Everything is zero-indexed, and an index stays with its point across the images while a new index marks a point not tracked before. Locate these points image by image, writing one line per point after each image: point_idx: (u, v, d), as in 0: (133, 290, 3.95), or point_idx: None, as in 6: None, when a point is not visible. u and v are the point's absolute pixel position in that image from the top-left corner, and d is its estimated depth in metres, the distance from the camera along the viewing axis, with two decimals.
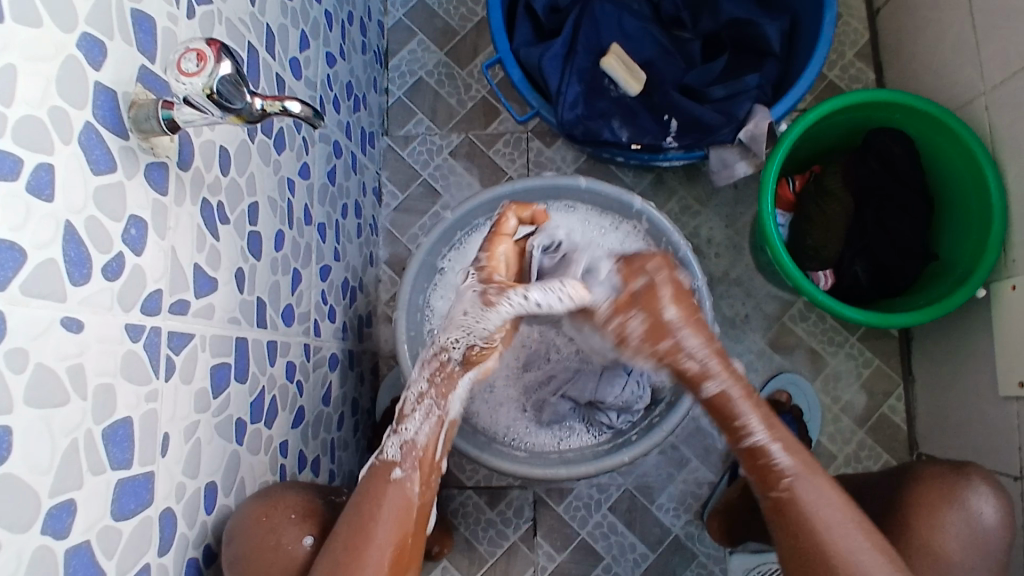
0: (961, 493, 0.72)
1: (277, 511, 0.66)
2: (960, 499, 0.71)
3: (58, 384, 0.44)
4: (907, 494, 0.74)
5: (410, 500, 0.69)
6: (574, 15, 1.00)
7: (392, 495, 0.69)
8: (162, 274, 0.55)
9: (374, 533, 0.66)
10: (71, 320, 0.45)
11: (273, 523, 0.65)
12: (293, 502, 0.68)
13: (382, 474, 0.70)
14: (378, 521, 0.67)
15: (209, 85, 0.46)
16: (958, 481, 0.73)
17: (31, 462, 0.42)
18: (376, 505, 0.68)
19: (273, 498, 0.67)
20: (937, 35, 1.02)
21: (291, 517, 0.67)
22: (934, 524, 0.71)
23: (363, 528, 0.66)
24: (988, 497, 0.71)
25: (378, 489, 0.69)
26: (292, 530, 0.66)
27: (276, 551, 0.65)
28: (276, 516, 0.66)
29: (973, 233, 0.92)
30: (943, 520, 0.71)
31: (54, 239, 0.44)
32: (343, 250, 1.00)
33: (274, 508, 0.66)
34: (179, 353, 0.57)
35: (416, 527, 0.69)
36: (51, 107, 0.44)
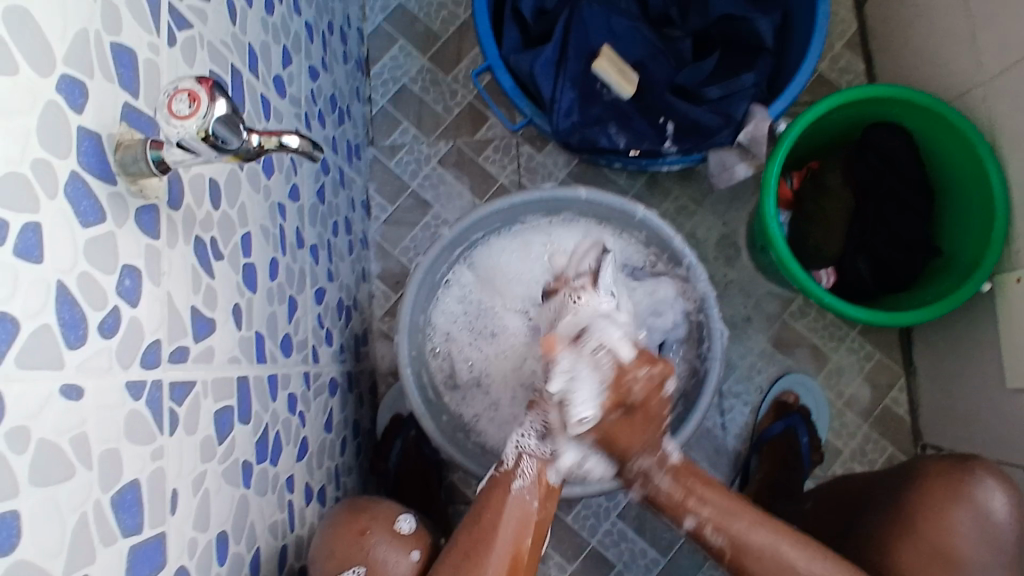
0: (967, 490, 0.75)
1: (373, 525, 0.72)
2: (967, 495, 0.74)
3: (62, 459, 0.41)
4: (913, 494, 0.77)
5: (528, 513, 0.76)
6: (563, 18, 0.98)
7: (511, 506, 0.76)
8: (159, 323, 0.52)
9: (493, 540, 0.73)
10: (70, 388, 0.42)
11: (370, 538, 0.71)
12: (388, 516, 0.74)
13: (503, 483, 0.77)
14: (498, 528, 0.74)
15: (203, 126, 0.43)
16: (962, 477, 0.75)
17: (41, 544, 0.39)
18: (491, 511, 0.75)
19: (371, 512, 0.74)
20: (927, 26, 1.02)
21: (387, 532, 0.72)
22: (940, 521, 0.74)
23: (483, 534, 0.73)
24: (996, 491, 0.74)
25: (501, 500, 0.76)
26: (387, 545, 0.71)
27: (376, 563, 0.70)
28: (372, 529, 0.72)
29: (976, 222, 0.92)
30: (952, 519, 0.74)
31: (47, 302, 0.41)
32: (336, 269, 0.97)
33: (371, 521, 0.73)
34: (181, 404, 0.54)
35: (533, 538, 0.76)
36: (33, 161, 0.40)
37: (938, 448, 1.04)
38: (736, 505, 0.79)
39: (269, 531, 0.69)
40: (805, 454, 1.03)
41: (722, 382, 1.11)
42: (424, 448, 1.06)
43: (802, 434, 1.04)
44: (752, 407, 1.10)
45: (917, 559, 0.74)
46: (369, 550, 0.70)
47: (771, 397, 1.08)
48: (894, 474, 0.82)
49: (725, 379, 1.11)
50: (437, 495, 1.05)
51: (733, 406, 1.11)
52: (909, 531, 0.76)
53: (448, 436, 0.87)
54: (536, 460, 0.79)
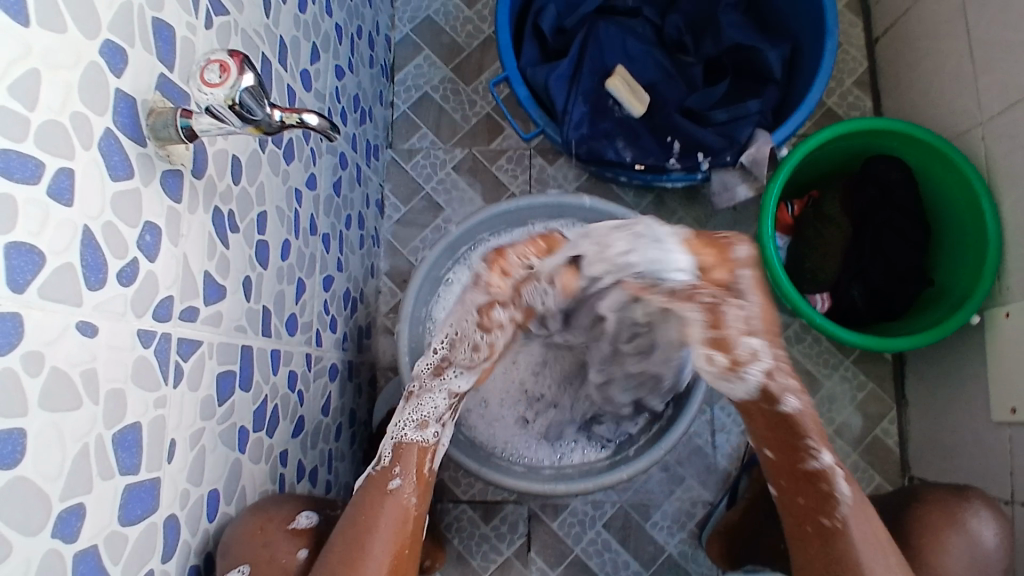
0: (961, 515, 0.76)
1: (272, 526, 0.66)
2: (960, 520, 0.76)
3: (72, 389, 0.44)
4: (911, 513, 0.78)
5: (407, 509, 0.72)
6: (580, 36, 1.02)
7: (389, 507, 0.71)
8: (173, 281, 0.55)
9: (369, 546, 0.67)
10: (86, 325, 0.45)
11: (268, 538, 0.65)
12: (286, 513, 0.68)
13: (381, 484, 0.73)
14: (376, 532, 0.69)
15: (231, 96, 0.47)
16: (960, 504, 0.77)
17: (44, 465, 0.42)
18: (370, 520, 0.69)
19: (268, 512, 0.67)
20: (934, 66, 1.05)
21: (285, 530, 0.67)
22: (938, 545, 0.75)
23: (362, 542, 0.67)
24: (986, 520, 0.76)
25: (377, 504, 0.71)
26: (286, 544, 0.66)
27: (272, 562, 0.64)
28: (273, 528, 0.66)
29: (968, 258, 0.94)
30: (946, 541, 0.75)
31: (72, 243, 0.44)
32: (346, 261, 1.00)
33: (269, 522, 0.66)
34: (187, 360, 0.57)
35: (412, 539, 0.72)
36: (72, 113, 0.44)
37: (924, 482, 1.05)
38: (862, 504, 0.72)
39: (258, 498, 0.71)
40: None
41: (715, 401, 1.13)
42: None
43: None
44: (744, 428, 1.12)
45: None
46: (264, 548, 0.64)
47: None
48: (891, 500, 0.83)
49: (718, 398, 1.13)
50: None
51: (725, 425, 1.12)
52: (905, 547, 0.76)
53: None
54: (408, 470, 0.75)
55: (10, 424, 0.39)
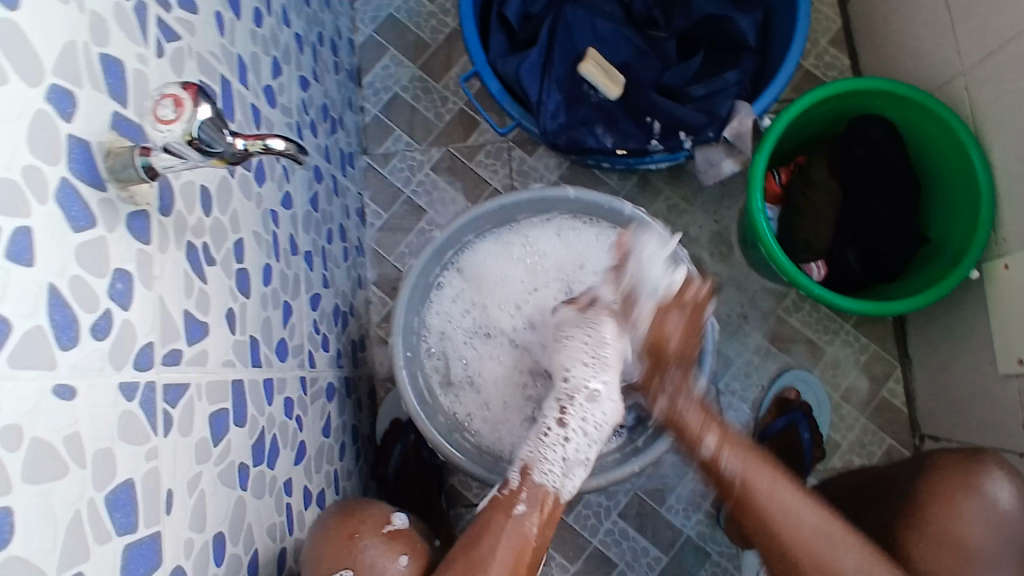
0: (976, 479, 0.76)
1: (363, 529, 0.72)
2: (977, 486, 0.76)
3: (57, 456, 0.42)
4: (925, 484, 0.79)
5: (527, 539, 0.72)
6: (548, 22, 0.99)
7: (508, 532, 0.72)
8: (152, 326, 0.53)
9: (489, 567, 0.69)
10: (63, 388, 0.43)
11: (361, 542, 0.70)
12: (377, 519, 0.73)
13: (504, 507, 0.73)
14: (495, 555, 0.70)
15: (189, 131, 0.44)
16: (972, 468, 0.77)
17: (36, 541, 0.40)
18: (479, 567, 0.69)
19: (359, 516, 0.73)
20: (909, 18, 1.03)
21: (377, 534, 0.72)
22: (951, 512, 0.76)
23: (479, 558, 0.69)
24: (1003, 481, 0.76)
25: (498, 525, 0.72)
26: (377, 547, 0.70)
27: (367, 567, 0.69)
28: (362, 532, 0.71)
29: (962, 211, 0.93)
30: (962, 509, 0.76)
31: (38, 304, 0.42)
32: (332, 276, 0.98)
33: (361, 524, 0.72)
34: (176, 406, 0.55)
35: (525, 570, 0.72)
36: (22, 167, 0.42)
37: (935, 438, 1.05)
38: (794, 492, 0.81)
39: (267, 533, 0.69)
40: (808, 450, 1.03)
41: (717, 379, 1.11)
42: (424, 452, 1.07)
43: (805, 430, 1.03)
44: (752, 403, 1.11)
45: (923, 546, 0.76)
46: (358, 553, 0.69)
47: (772, 395, 1.08)
48: (907, 467, 0.83)
49: (720, 375, 1.12)
50: (438, 499, 1.05)
51: (731, 403, 1.11)
52: (920, 519, 0.77)
53: (444, 434, 0.88)
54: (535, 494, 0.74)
55: None
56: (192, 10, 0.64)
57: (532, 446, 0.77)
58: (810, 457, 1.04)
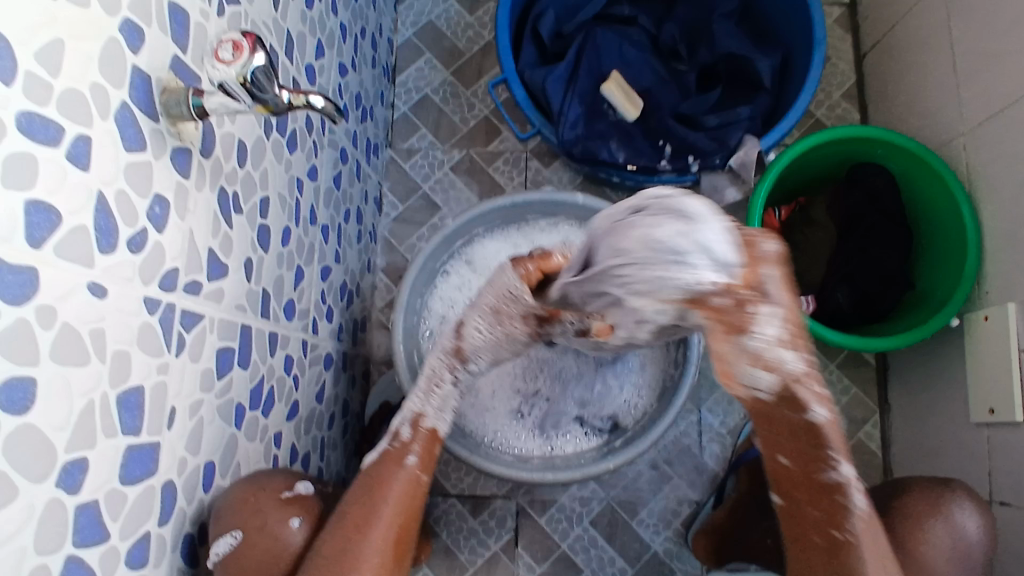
0: (945, 506, 0.78)
1: (260, 495, 0.65)
2: (944, 510, 0.77)
3: (81, 346, 0.46)
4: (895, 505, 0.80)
5: (418, 482, 0.75)
6: (578, 42, 1.05)
7: (400, 479, 0.74)
8: (179, 253, 0.57)
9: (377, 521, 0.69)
10: (96, 286, 0.47)
11: (258, 505, 0.64)
12: (278, 483, 0.67)
13: (394, 458, 0.76)
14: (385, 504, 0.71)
15: (242, 73, 0.49)
16: (941, 493, 0.79)
17: (51, 416, 0.43)
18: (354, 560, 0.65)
19: (259, 482, 0.66)
20: (919, 80, 1.09)
21: (274, 497, 0.66)
22: (919, 534, 0.76)
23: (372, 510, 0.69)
24: (970, 511, 0.78)
25: (388, 474, 0.74)
26: (274, 513, 0.65)
27: (261, 530, 0.64)
28: (259, 498, 0.65)
29: (949, 263, 0.97)
30: (929, 531, 0.76)
31: (87, 207, 0.46)
32: (344, 253, 1.02)
33: (258, 490, 0.65)
34: (189, 331, 0.59)
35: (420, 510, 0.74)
36: (91, 84, 0.46)
37: None
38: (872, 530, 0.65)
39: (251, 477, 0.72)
40: None
41: (701, 402, 1.15)
42: None
43: None
44: (732, 430, 1.13)
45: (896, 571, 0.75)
46: (253, 514, 0.63)
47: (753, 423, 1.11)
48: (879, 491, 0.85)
49: (704, 398, 1.15)
50: None
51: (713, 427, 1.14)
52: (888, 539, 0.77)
53: None
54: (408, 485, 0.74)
55: (21, 371, 0.41)
56: None
57: (421, 395, 0.81)
58: None
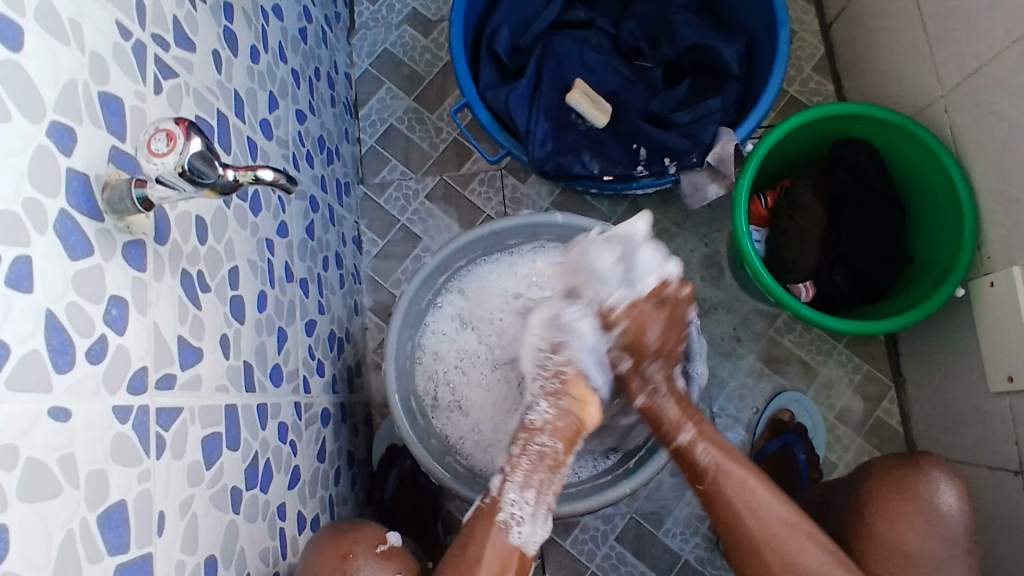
0: (911, 485, 0.78)
1: (357, 548, 0.75)
2: (915, 493, 0.77)
3: (51, 477, 0.43)
4: (864, 492, 0.80)
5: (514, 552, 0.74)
6: (536, 55, 1.03)
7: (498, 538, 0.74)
8: (146, 351, 0.55)
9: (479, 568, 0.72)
10: (58, 410, 0.45)
11: (354, 560, 0.74)
12: (370, 538, 0.77)
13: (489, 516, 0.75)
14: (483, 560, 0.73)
15: (180, 163, 0.47)
16: (906, 472, 0.79)
17: (29, 558, 0.41)
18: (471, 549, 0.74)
19: (353, 537, 0.77)
20: (890, 45, 1.06)
21: (370, 552, 0.75)
22: (891, 518, 0.77)
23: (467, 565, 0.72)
24: (943, 484, 0.77)
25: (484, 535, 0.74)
26: (371, 567, 0.74)
27: None
28: (356, 552, 0.75)
29: (946, 233, 0.95)
30: (902, 515, 0.77)
31: (37, 329, 0.44)
32: (327, 302, 1.00)
33: (355, 546, 0.75)
34: (169, 429, 0.57)
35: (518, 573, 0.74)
36: (24, 199, 0.44)
37: None
38: (747, 479, 0.79)
39: (259, 558, 0.70)
40: (804, 471, 1.03)
41: (712, 400, 1.12)
42: (420, 478, 1.08)
43: (801, 452, 1.04)
44: (748, 425, 1.11)
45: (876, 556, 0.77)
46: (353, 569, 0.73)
47: (768, 416, 1.08)
48: (847, 480, 0.85)
49: (714, 396, 1.12)
50: (434, 523, 1.06)
51: (728, 425, 1.11)
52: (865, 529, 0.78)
53: (437, 459, 0.88)
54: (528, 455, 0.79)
55: None
56: (190, 49, 0.67)
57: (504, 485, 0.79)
58: (806, 479, 1.03)
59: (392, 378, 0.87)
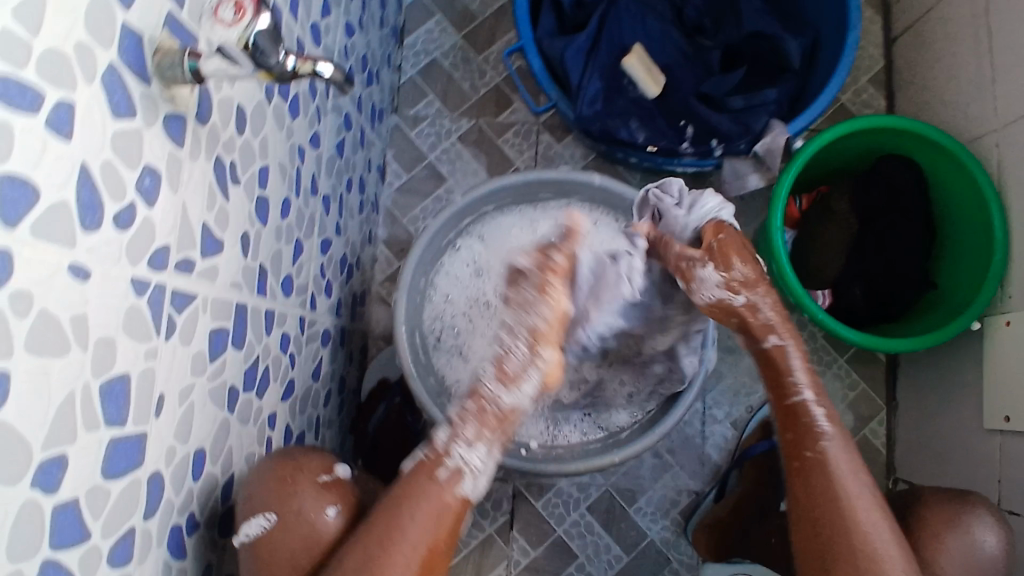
0: (964, 521, 0.75)
1: (299, 476, 0.65)
2: (962, 525, 0.75)
3: (61, 335, 0.42)
4: (913, 518, 0.78)
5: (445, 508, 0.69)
6: (599, 12, 1.00)
7: (431, 494, 0.69)
8: (171, 229, 0.53)
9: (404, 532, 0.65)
10: (78, 268, 0.43)
11: (294, 488, 0.64)
12: (317, 468, 0.67)
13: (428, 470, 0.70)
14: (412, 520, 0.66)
15: (244, 36, 0.45)
16: (959, 509, 0.77)
17: (27, 412, 0.40)
18: (408, 500, 0.67)
19: (299, 461, 0.67)
20: (952, 69, 1.04)
21: (314, 483, 0.66)
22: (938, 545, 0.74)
23: (394, 526, 0.65)
24: (990, 527, 0.75)
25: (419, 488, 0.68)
26: (310, 499, 0.64)
27: (294, 517, 0.63)
28: (298, 480, 0.65)
29: (973, 266, 0.94)
30: (946, 544, 0.75)
31: (69, 180, 0.42)
32: (345, 225, 0.98)
33: (296, 472, 0.66)
34: (181, 313, 0.55)
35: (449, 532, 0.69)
36: (76, 44, 0.41)
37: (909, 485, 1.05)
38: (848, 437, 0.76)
39: (245, 460, 0.69)
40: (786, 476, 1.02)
41: (706, 392, 1.12)
42: (408, 417, 1.06)
43: None
44: (737, 422, 1.11)
45: None
46: (288, 501, 0.63)
47: (760, 416, 1.09)
48: (898, 502, 0.83)
49: (710, 388, 1.12)
50: None
51: (717, 418, 1.12)
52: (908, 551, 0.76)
53: (432, 396, 0.86)
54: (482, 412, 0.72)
55: None
56: None
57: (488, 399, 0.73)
58: None
59: (402, 309, 0.87)
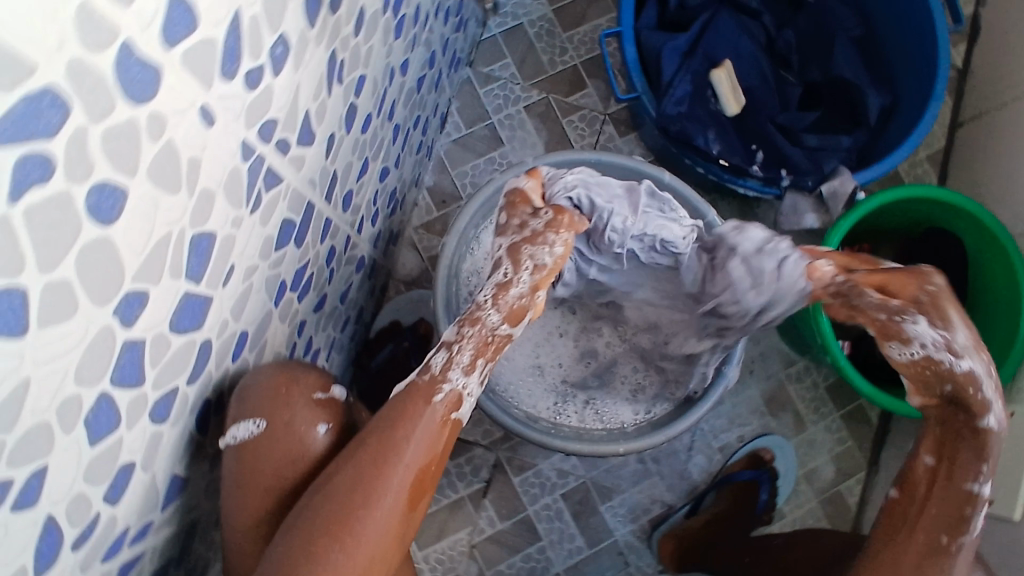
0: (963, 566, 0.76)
1: (297, 386, 0.60)
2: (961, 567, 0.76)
3: (176, 172, 0.41)
4: None
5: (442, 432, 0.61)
6: (702, 19, 1.01)
7: (428, 417, 0.61)
8: (283, 106, 0.52)
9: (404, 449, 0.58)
10: (206, 111, 0.42)
11: (289, 399, 0.59)
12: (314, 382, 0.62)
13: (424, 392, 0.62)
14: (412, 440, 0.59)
15: None
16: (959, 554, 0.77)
17: (131, 238, 0.38)
18: (405, 422, 0.60)
19: (293, 373, 0.61)
20: (1012, 165, 1.07)
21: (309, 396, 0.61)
22: None
23: (393, 443, 0.58)
24: None
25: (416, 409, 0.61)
26: (304, 411, 0.60)
27: (284, 428, 0.59)
28: (293, 391, 0.60)
29: (990, 353, 0.98)
30: None
31: (223, 21, 0.41)
32: (403, 160, 0.97)
33: (293, 383, 0.60)
34: (268, 191, 0.55)
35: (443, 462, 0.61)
36: None
37: None
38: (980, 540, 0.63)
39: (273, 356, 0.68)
40: (760, 507, 1.07)
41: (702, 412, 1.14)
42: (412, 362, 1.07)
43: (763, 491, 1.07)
44: (724, 448, 1.13)
45: None
46: (285, 411, 0.59)
47: (748, 447, 1.11)
48: None
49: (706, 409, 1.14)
50: None
51: (706, 440, 1.13)
52: None
53: None
54: (478, 336, 0.66)
55: (119, 178, 0.36)
56: None
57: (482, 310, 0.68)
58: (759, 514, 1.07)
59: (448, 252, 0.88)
